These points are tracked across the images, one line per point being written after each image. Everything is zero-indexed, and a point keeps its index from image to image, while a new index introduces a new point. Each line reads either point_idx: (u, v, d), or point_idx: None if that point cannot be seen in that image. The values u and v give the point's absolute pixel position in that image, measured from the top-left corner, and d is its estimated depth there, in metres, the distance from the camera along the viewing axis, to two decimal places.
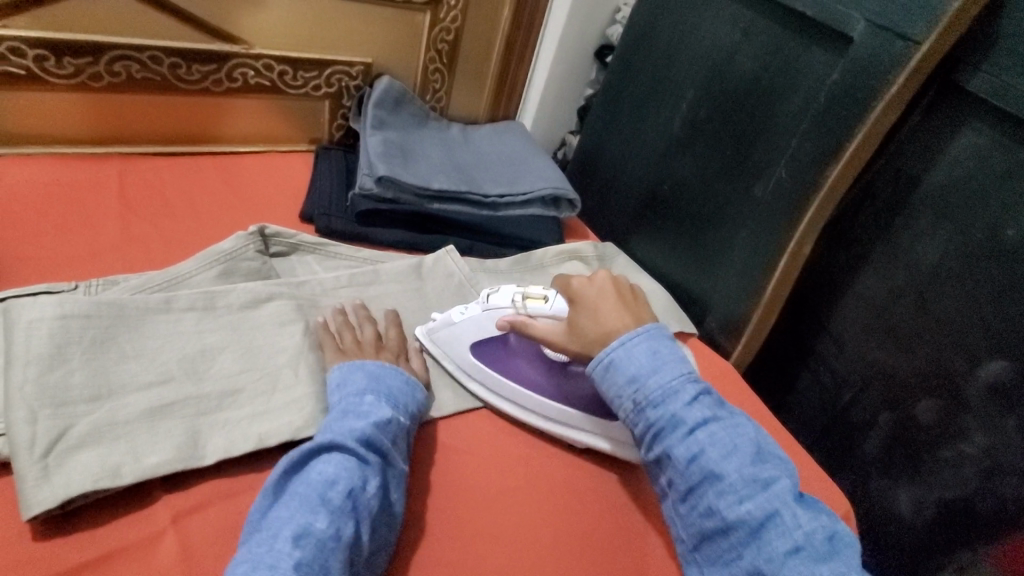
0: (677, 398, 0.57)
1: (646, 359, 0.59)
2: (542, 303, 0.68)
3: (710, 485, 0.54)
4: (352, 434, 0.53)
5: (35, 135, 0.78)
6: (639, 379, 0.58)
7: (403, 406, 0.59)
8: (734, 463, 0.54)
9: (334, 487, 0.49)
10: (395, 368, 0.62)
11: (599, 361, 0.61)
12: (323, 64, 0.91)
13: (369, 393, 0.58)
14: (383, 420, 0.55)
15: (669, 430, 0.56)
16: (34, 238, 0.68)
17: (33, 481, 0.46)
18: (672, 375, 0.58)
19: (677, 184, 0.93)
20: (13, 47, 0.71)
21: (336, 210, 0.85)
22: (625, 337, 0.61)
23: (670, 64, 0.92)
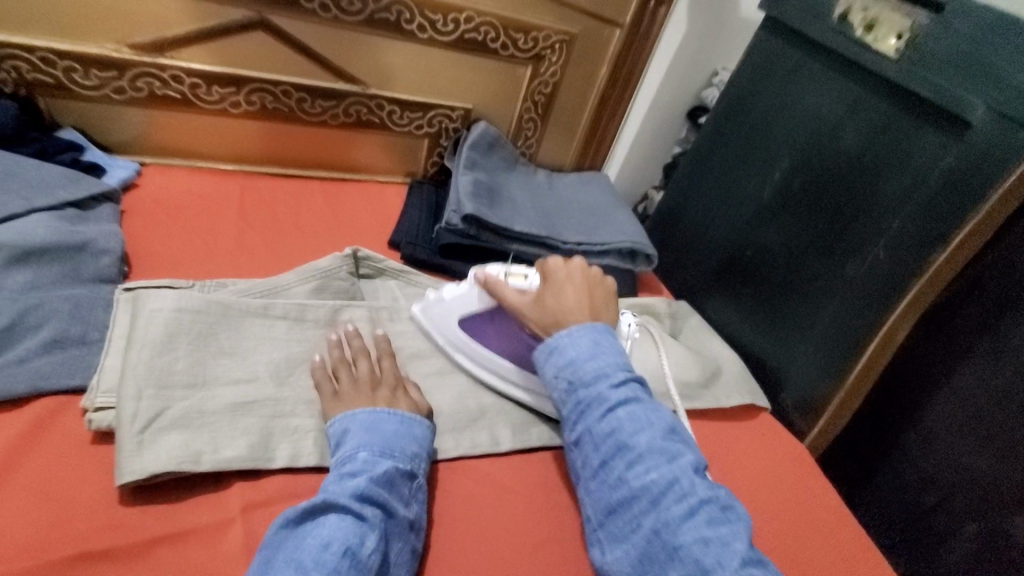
0: (605, 379, 0.60)
1: (584, 346, 0.63)
2: (522, 280, 0.72)
3: (621, 457, 0.56)
4: (345, 491, 0.50)
5: (179, 147, 0.90)
6: (575, 363, 0.62)
7: (402, 452, 0.55)
8: (646, 437, 0.56)
9: (328, 549, 0.45)
10: (390, 411, 0.58)
11: (546, 346, 0.64)
12: (428, 106, 0.99)
13: (364, 446, 0.54)
14: (380, 472, 0.52)
15: (592, 408, 0.59)
16: (165, 236, 0.77)
17: (129, 453, 0.50)
18: (606, 361, 0.61)
19: (761, 253, 0.91)
20: (176, 75, 0.83)
21: (422, 241, 0.90)
22: (573, 328, 0.64)
23: (765, 133, 0.92)
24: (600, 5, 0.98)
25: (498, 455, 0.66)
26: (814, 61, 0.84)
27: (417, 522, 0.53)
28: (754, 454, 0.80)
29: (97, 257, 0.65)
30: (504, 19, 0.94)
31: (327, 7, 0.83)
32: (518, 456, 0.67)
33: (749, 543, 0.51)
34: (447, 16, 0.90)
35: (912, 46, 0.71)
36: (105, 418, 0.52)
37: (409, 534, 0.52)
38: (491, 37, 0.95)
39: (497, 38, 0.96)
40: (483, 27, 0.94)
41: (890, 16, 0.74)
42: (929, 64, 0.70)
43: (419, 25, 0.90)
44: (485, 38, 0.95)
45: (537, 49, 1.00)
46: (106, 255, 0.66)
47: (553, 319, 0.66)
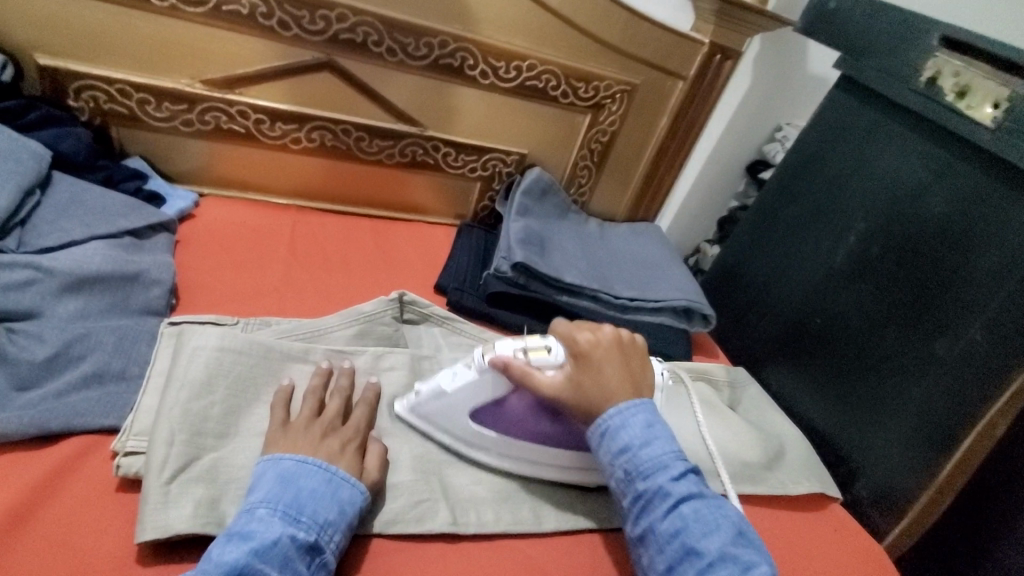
0: (665, 471, 0.54)
1: (639, 430, 0.56)
2: (545, 354, 0.60)
3: (690, 563, 0.50)
4: (222, 567, 0.42)
5: (238, 180, 0.91)
6: (631, 450, 0.55)
7: (312, 518, 0.47)
8: (716, 540, 0.50)
9: None
10: (316, 464, 0.51)
11: (596, 427, 0.57)
12: (483, 150, 0.98)
13: (267, 504, 0.47)
14: (271, 543, 0.44)
15: (655, 503, 0.53)
16: (215, 269, 0.76)
17: (155, 505, 0.47)
18: (664, 449, 0.55)
19: (834, 322, 0.84)
20: (242, 110, 0.84)
21: (468, 287, 0.87)
22: (623, 406, 0.57)
23: (838, 194, 0.86)
24: (666, 58, 0.96)
25: (539, 534, 0.60)
26: (897, 124, 0.79)
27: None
28: (825, 553, 0.70)
29: (147, 289, 0.65)
30: (567, 67, 0.93)
31: (393, 51, 0.84)
32: (562, 536, 0.61)
33: None
34: (511, 63, 0.90)
35: (1010, 118, 0.65)
36: (134, 464, 0.50)
37: None
38: (552, 84, 0.94)
39: (557, 86, 0.95)
40: (544, 75, 0.93)
41: (986, 83, 0.68)
42: None
43: (481, 71, 0.90)
44: (546, 85, 0.94)
45: (597, 98, 0.98)
46: (155, 287, 0.65)
47: (597, 407, 0.58)
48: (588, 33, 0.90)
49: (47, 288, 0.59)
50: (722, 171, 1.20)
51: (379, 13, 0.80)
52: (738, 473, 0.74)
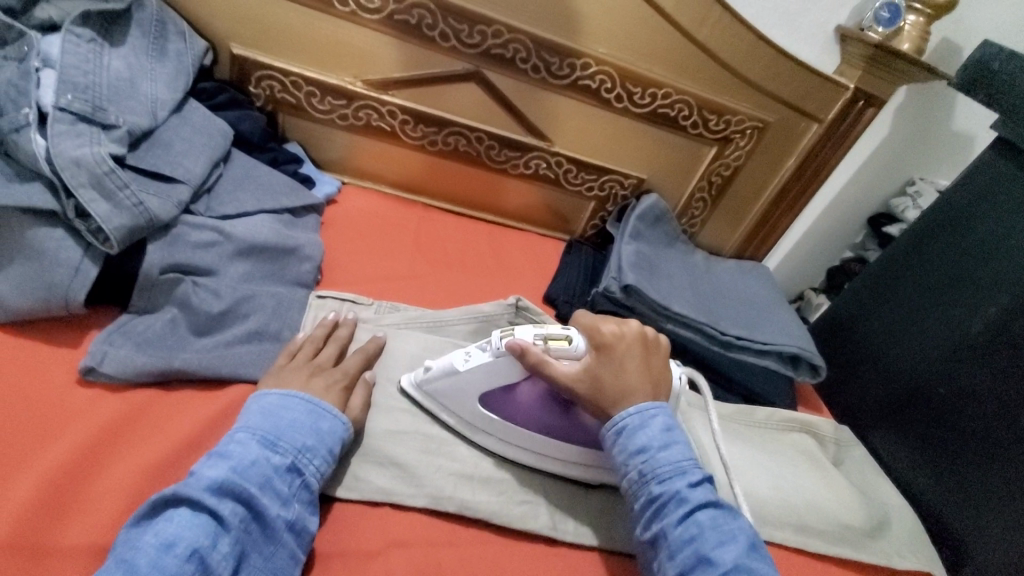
0: (683, 477, 0.52)
1: (657, 431, 0.54)
2: (566, 346, 0.58)
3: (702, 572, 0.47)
4: (201, 484, 0.44)
5: (375, 174, 0.99)
6: (649, 452, 0.53)
7: (289, 444, 0.50)
8: (731, 551, 0.48)
9: (171, 550, 0.41)
10: (302, 397, 0.54)
11: (613, 423, 0.56)
12: (603, 171, 1.00)
13: (248, 429, 0.50)
14: (248, 462, 0.47)
15: (670, 507, 0.51)
16: (352, 252, 0.83)
17: None
18: (684, 455, 0.53)
19: (959, 395, 0.80)
20: (392, 111, 0.91)
21: (577, 301, 0.90)
22: (642, 406, 0.56)
23: (984, 261, 0.81)
24: (806, 98, 0.94)
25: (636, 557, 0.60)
26: None
27: (299, 525, 0.48)
28: None
29: (301, 262, 0.71)
30: (702, 99, 0.93)
31: (537, 69, 0.88)
32: None
33: None
34: (647, 90, 0.92)
35: None
36: None
37: (284, 536, 0.46)
38: (684, 114, 0.95)
39: (689, 116, 0.95)
40: (678, 104, 0.94)
41: None
42: None
43: (617, 95, 0.92)
44: (677, 114, 0.95)
45: (727, 132, 0.98)
46: (308, 262, 0.72)
47: (614, 401, 0.56)
48: (730, 67, 0.90)
49: (224, 251, 0.66)
50: (840, 220, 1.15)
51: (532, 33, 0.84)
52: (838, 536, 0.71)
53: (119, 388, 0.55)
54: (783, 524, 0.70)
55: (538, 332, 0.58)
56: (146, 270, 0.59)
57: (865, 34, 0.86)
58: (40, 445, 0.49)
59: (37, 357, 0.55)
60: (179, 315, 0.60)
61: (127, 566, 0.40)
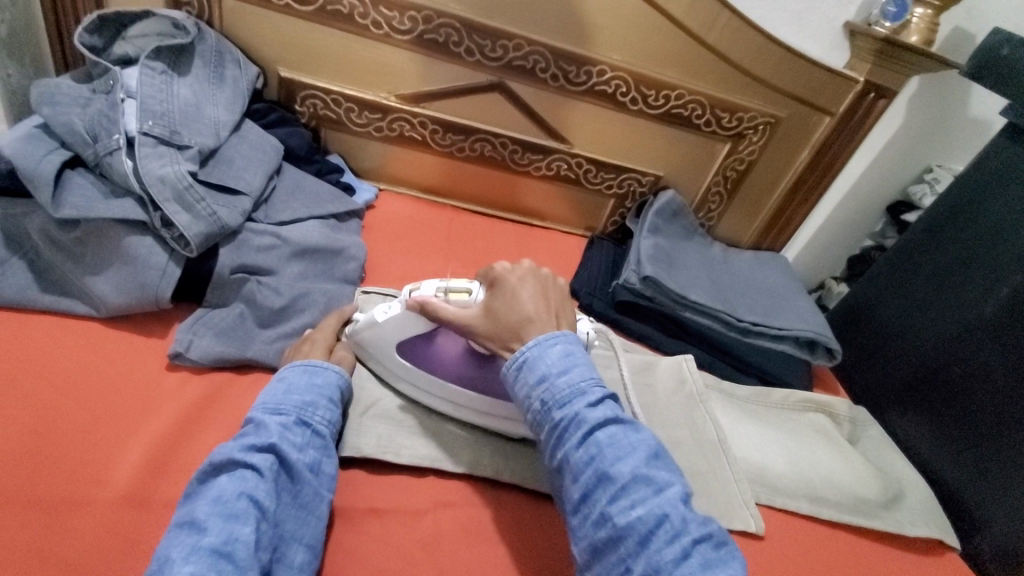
0: (583, 399, 0.53)
1: (557, 358, 0.56)
2: (464, 295, 0.63)
3: (604, 489, 0.50)
4: (230, 448, 0.50)
5: (409, 181, 1.07)
6: (548, 380, 0.54)
7: (292, 404, 0.56)
8: (629, 464, 0.50)
9: (222, 499, 0.46)
10: (289, 364, 0.60)
11: (514, 360, 0.57)
12: (621, 170, 1.06)
13: (255, 404, 0.56)
14: (264, 424, 0.53)
15: (570, 432, 0.52)
16: (391, 252, 0.91)
17: (352, 431, 0.63)
18: (583, 377, 0.55)
19: (973, 372, 0.82)
20: (423, 122, 0.99)
21: (599, 293, 0.95)
22: (540, 338, 0.57)
23: (993, 243, 0.84)
24: (816, 94, 0.98)
25: None
26: None
27: (319, 468, 0.54)
28: None
29: (347, 262, 0.80)
30: (714, 98, 0.98)
31: (556, 77, 0.95)
32: None
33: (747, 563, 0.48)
34: (660, 92, 0.97)
35: None
36: None
37: (309, 477, 0.53)
38: (697, 114, 1.00)
39: (702, 115, 1.00)
40: (691, 104, 0.99)
41: None
42: None
43: (632, 98, 0.98)
44: (691, 114, 1.00)
45: (739, 129, 1.02)
46: (353, 261, 0.80)
47: (513, 333, 0.59)
48: (739, 67, 0.95)
49: (282, 253, 0.74)
50: (857, 210, 1.18)
51: (551, 44, 0.91)
52: (853, 506, 0.75)
53: (202, 372, 0.64)
54: (796, 494, 0.75)
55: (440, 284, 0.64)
56: (219, 270, 0.69)
57: (872, 29, 0.89)
58: (144, 419, 0.57)
59: (134, 347, 0.64)
60: (246, 311, 0.68)
61: (188, 523, 0.46)
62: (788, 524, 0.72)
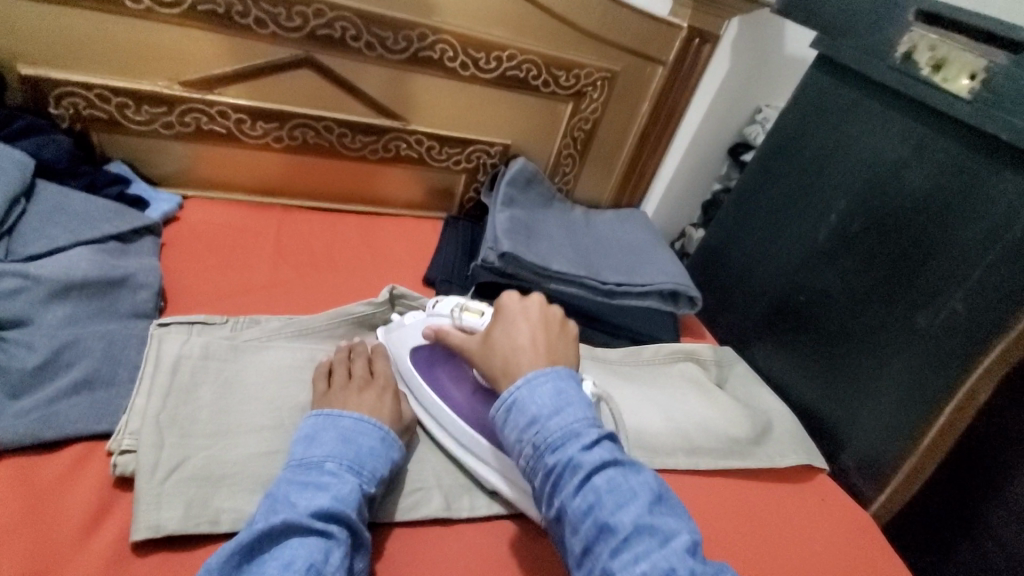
0: (576, 441, 0.48)
1: (548, 398, 0.51)
2: (476, 317, 0.63)
3: (604, 542, 0.44)
4: (309, 509, 0.46)
5: (224, 182, 0.91)
6: (539, 422, 0.50)
7: (371, 469, 0.53)
8: (630, 512, 0.45)
9: (289, 568, 0.43)
10: (373, 425, 0.56)
11: (503, 401, 0.52)
12: (466, 142, 0.99)
13: (332, 457, 0.52)
14: (347, 491, 0.49)
15: (565, 478, 0.47)
16: (202, 271, 0.77)
17: (148, 505, 0.48)
18: (575, 417, 0.49)
19: (816, 298, 0.86)
20: (223, 111, 0.84)
21: (456, 279, 0.88)
22: (531, 375, 0.53)
23: (818, 173, 0.88)
24: (644, 43, 0.97)
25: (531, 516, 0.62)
26: (873, 100, 0.81)
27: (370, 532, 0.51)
28: (820, 528, 0.72)
29: (134, 292, 0.66)
30: (547, 57, 0.93)
31: (371, 46, 0.84)
32: None
33: None
34: (491, 54, 0.90)
35: (986, 88, 0.67)
36: (129, 462, 0.52)
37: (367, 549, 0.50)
38: (533, 74, 0.95)
39: (538, 76, 0.95)
40: (525, 65, 0.93)
41: (962, 55, 0.70)
42: (1004, 106, 0.65)
43: (462, 63, 0.90)
44: (526, 75, 0.94)
45: (578, 87, 0.99)
46: (143, 290, 0.67)
47: (502, 361, 0.56)
48: (565, 21, 0.91)
49: (35, 296, 0.59)
50: (702, 157, 1.20)
51: (356, 8, 0.80)
52: (728, 450, 0.76)
53: None
54: (672, 450, 0.74)
55: (459, 305, 0.66)
56: None
57: None
58: None
59: None
60: None
61: None
62: (668, 481, 0.72)
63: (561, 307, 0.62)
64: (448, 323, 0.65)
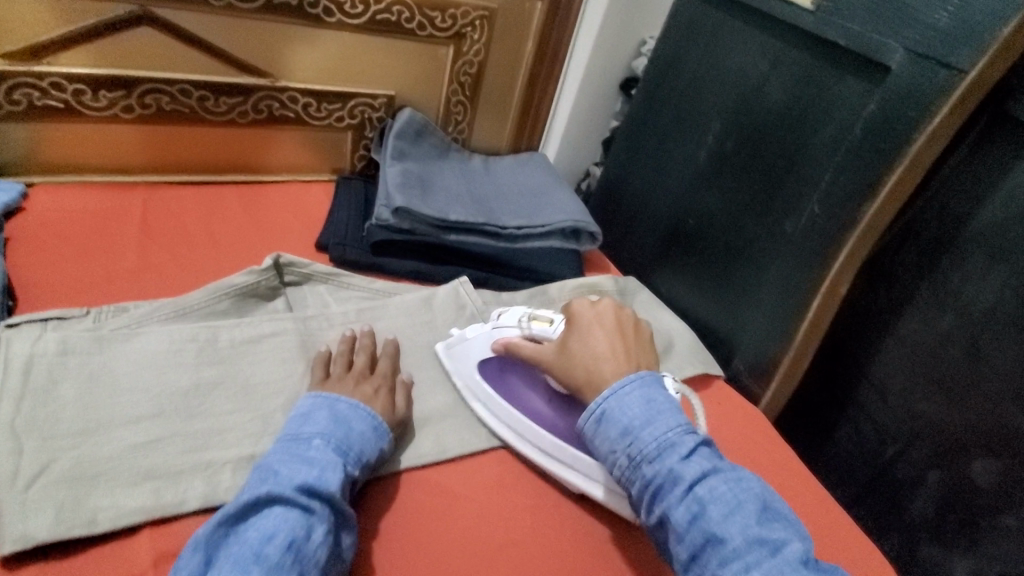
0: (673, 450, 0.52)
1: (639, 408, 0.55)
2: (546, 325, 0.68)
3: (713, 550, 0.47)
4: (294, 485, 0.49)
5: (73, 163, 0.82)
6: (633, 432, 0.54)
7: (357, 452, 0.55)
8: (738, 522, 0.48)
9: (272, 540, 0.45)
10: (367, 411, 0.58)
11: (591, 413, 0.57)
12: (346, 97, 0.93)
13: (322, 435, 0.54)
14: (333, 468, 0.51)
15: (666, 488, 0.51)
16: (55, 263, 0.70)
17: (11, 516, 0.45)
18: (668, 428, 0.53)
19: (702, 219, 0.90)
20: (53, 82, 0.75)
21: (351, 240, 0.84)
22: (616, 385, 0.57)
23: (693, 98, 0.91)
24: None
25: (445, 462, 0.63)
26: (733, 21, 0.84)
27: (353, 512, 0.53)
28: (717, 426, 0.79)
29: None
30: None
31: None
32: (464, 459, 0.64)
33: None
34: None
35: None
36: None
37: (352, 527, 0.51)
38: (406, 17, 0.90)
39: (412, 18, 0.91)
40: (395, 7, 0.88)
41: None
42: (840, 15, 0.70)
43: (325, 8, 0.84)
44: (399, 18, 0.90)
45: (457, 27, 0.95)
46: None
47: (584, 371, 0.60)
48: None
49: None
50: None
51: None
52: None
53: None
54: None
55: (526, 315, 0.70)
56: None
57: None
58: None
59: None
60: None
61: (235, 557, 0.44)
62: None
63: (632, 310, 0.67)
64: (518, 333, 0.70)
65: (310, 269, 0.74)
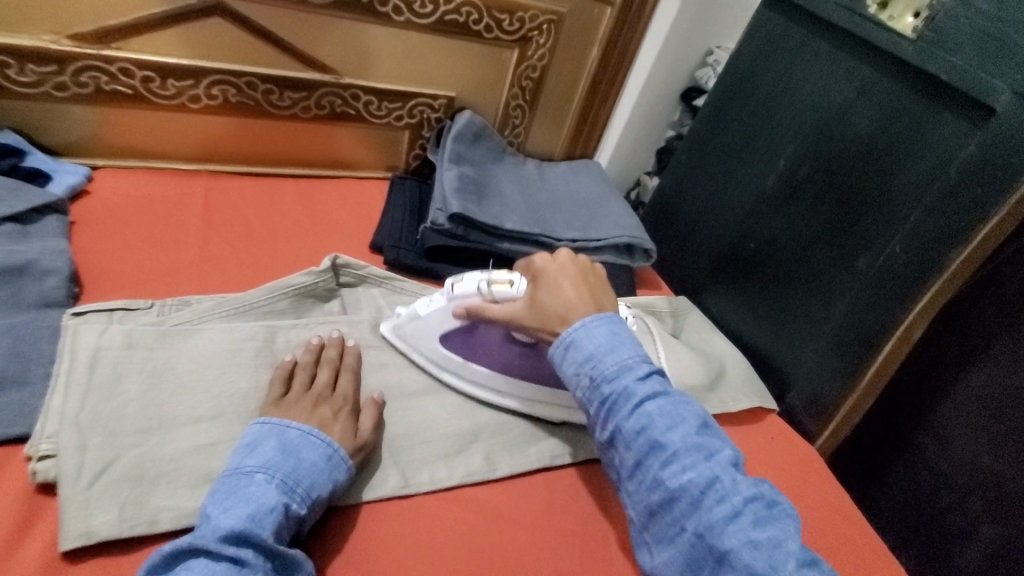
0: (629, 372, 0.54)
1: (602, 336, 0.56)
2: (506, 288, 0.64)
3: (655, 456, 0.51)
4: (220, 533, 0.44)
5: (139, 149, 0.83)
6: (595, 357, 0.55)
7: (304, 487, 0.49)
8: (680, 432, 0.51)
9: None
10: (320, 438, 0.53)
11: (561, 341, 0.58)
12: (407, 96, 0.92)
13: (265, 468, 0.49)
14: (270, 508, 0.46)
15: (620, 404, 0.53)
16: (120, 250, 0.71)
17: (76, 511, 0.46)
18: (629, 353, 0.55)
19: (765, 244, 0.87)
20: (123, 68, 0.75)
21: (405, 243, 0.84)
22: (587, 319, 0.58)
23: (767, 119, 0.87)
24: None
25: (494, 481, 0.62)
26: (819, 41, 0.80)
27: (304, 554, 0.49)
28: (769, 461, 0.76)
29: (42, 279, 0.61)
30: None
31: None
32: (513, 479, 0.63)
33: (774, 491, 0.50)
34: None
35: (930, 28, 0.67)
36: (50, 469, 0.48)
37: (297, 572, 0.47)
38: (474, 18, 0.88)
39: (479, 20, 0.89)
40: (464, 8, 0.87)
41: None
42: (945, 46, 0.66)
43: (394, 7, 0.83)
44: (467, 20, 0.88)
45: (524, 31, 0.93)
46: (52, 277, 0.61)
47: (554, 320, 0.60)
48: None
49: None
50: None
51: None
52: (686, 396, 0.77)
53: None
54: None
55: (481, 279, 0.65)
56: None
57: None
58: None
59: None
60: None
61: None
62: None
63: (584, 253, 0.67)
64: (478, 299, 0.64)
65: (365, 271, 0.73)
